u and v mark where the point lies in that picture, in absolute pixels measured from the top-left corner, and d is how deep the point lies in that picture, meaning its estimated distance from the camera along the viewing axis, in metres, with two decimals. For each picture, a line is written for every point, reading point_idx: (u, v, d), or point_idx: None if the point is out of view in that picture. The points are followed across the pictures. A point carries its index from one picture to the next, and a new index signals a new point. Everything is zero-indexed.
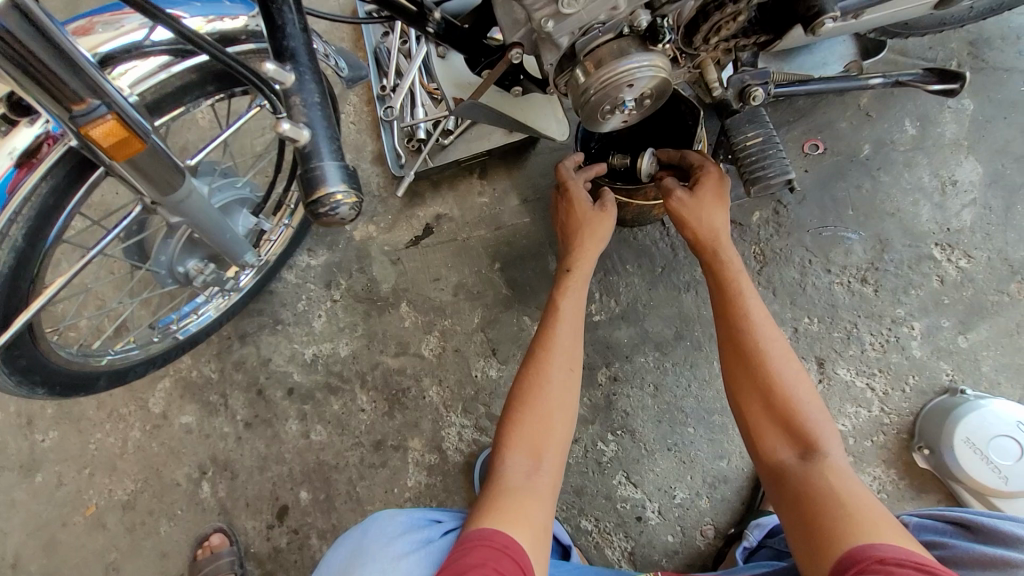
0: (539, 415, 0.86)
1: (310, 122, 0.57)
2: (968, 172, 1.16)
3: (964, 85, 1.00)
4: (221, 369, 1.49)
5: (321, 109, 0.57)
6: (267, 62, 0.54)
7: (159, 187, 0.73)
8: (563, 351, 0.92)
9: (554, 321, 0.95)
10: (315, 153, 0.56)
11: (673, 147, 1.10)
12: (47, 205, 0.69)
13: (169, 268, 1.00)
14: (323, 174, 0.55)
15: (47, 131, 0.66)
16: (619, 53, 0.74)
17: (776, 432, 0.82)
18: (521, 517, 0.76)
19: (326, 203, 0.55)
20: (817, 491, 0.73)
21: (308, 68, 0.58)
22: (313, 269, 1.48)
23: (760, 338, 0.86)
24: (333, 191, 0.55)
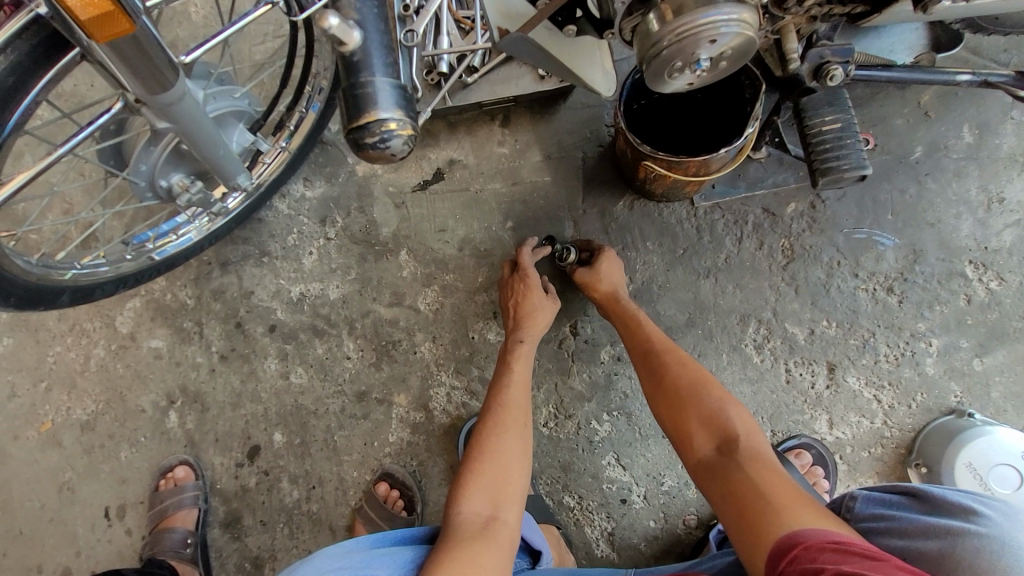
0: (495, 463, 0.88)
1: (362, 25, 0.52)
2: (1017, 191, 1.10)
3: None
4: (199, 296, 1.39)
5: (376, 13, 0.53)
6: (331, 16, 0.48)
7: (147, 84, 0.61)
8: (511, 410, 0.95)
9: (503, 385, 0.99)
10: (365, 65, 0.51)
11: (726, 121, 0.97)
12: (7, 84, 0.57)
13: (150, 180, 0.88)
14: (376, 96, 0.51)
15: None
16: (704, 1, 0.64)
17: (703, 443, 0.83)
18: (477, 558, 0.76)
19: (378, 133, 0.51)
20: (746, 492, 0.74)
21: None
22: (308, 201, 1.37)
23: (676, 362, 0.91)
24: (385, 117, 0.51)
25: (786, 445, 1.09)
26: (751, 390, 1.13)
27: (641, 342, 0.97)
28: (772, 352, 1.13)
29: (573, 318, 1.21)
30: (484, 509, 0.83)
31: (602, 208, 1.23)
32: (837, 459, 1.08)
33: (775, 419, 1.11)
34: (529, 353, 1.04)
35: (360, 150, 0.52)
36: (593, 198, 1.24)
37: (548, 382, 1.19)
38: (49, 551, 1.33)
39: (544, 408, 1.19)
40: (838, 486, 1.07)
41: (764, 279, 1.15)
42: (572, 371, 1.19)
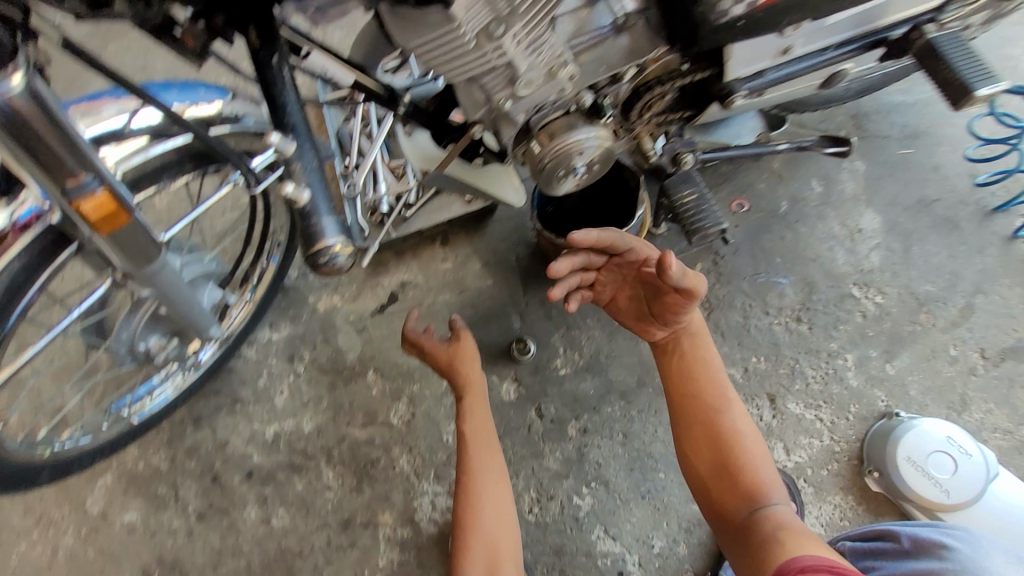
0: (493, 521, 0.98)
1: (311, 185, 0.61)
2: (869, 222, 1.34)
3: (852, 147, 1.20)
4: (172, 457, 1.40)
5: (320, 174, 0.62)
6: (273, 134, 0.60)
7: (135, 259, 0.74)
8: (483, 460, 1.04)
9: (482, 438, 1.06)
10: (313, 212, 0.62)
11: (619, 208, 1.20)
12: (17, 280, 0.69)
13: (129, 346, 0.98)
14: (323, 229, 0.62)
15: (12, 224, 0.64)
16: (568, 127, 0.85)
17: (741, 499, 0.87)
18: None
19: (325, 251, 0.62)
20: (774, 533, 0.80)
21: (310, 138, 0.62)
22: (275, 344, 1.46)
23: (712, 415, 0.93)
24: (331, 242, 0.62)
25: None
26: None
27: (681, 388, 0.97)
28: None
29: (536, 401, 1.30)
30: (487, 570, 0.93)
31: (542, 298, 1.39)
32: (801, 482, 1.16)
33: None
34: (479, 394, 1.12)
35: (315, 263, 0.63)
36: (532, 291, 1.40)
37: (526, 468, 1.25)
38: None
39: (526, 495, 1.22)
40: (811, 510, 1.13)
41: None
42: (545, 452, 1.26)
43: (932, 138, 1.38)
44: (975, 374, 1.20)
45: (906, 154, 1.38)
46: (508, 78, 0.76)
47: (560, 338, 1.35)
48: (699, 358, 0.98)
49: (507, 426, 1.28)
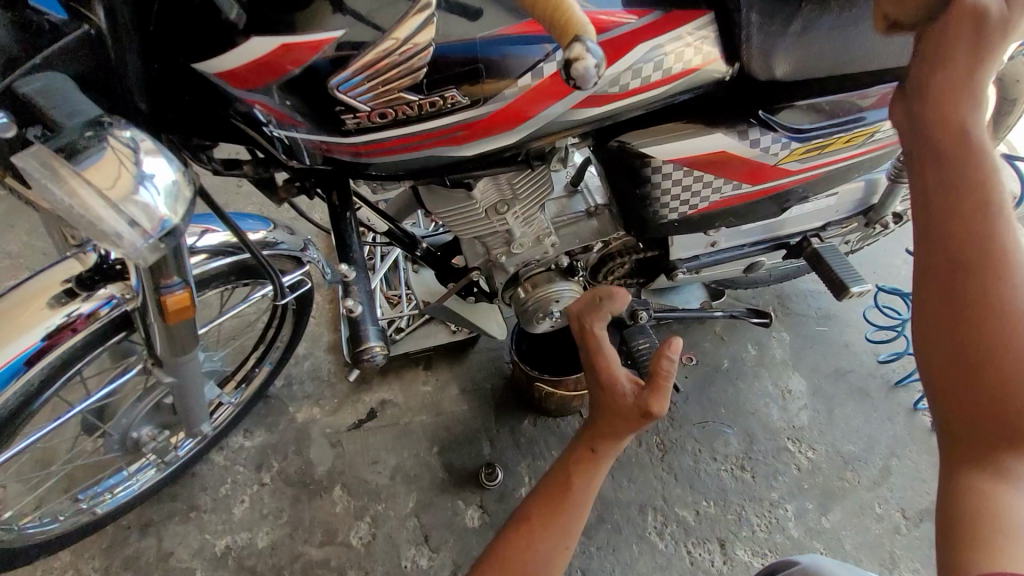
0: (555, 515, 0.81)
1: (361, 302, 0.66)
2: (797, 383, 1.55)
3: (773, 319, 1.46)
4: (106, 567, 1.32)
5: (371, 293, 0.67)
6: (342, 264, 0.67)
7: (175, 348, 0.85)
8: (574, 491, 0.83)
9: (584, 467, 0.85)
10: (361, 320, 0.65)
11: (584, 351, 1.38)
12: (75, 354, 0.82)
13: (124, 433, 1.04)
14: (366, 332, 0.64)
15: (96, 307, 0.79)
16: (549, 279, 1.07)
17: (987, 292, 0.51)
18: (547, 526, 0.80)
19: (366, 349, 0.63)
20: (997, 349, 0.50)
21: (365, 270, 0.69)
22: (246, 450, 1.49)
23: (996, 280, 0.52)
24: (372, 344, 0.64)
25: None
26: None
27: (940, 232, 0.54)
28: (672, 537, 1.32)
29: (499, 530, 1.34)
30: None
31: (512, 426, 1.50)
32: None
33: None
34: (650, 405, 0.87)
35: (356, 360, 0.63)
36: (503, 419, 1.51)
37: None
38: None
39: None
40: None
41: (649, 471, 1.41)
42: None
43: (843, 319, 1.66)
44: (899, 532, 1.32)
45: (822, 330, 1.65)
46: (506, 240, 1.00)
47: (526, 468, 1.43)
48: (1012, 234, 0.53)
49: (468, 554, 1.32)
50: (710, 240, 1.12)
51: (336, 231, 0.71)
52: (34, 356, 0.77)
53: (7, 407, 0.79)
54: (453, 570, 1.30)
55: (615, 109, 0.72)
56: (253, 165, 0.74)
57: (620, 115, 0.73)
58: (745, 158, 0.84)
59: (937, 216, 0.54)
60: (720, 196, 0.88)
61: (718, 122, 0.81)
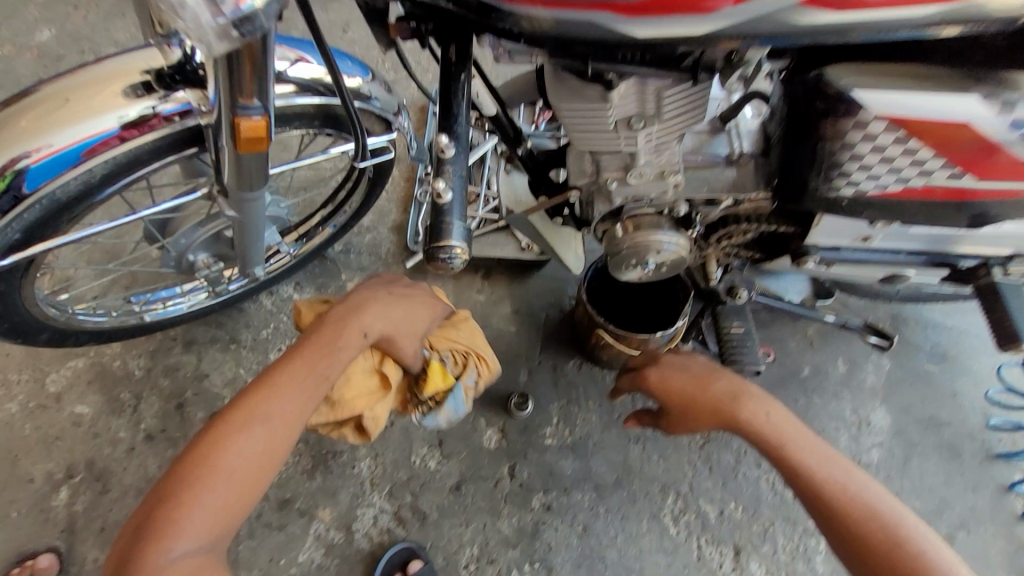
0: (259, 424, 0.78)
1: (454, 189, 0.58)
2: (880, 418, 1.36)
3: (894, 345, 1.12)
4: (148, 368, 1.39)
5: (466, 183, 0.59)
6: (444, 136, 0.57)
7: (246, 182, 0.77)
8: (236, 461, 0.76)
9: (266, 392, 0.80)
10: (446, 213, 0.57)
11: (661, 311, 1.24)
12: (139, 157, 0.76)
13: (181, 253, 1.01)
14: (450, 229, 0.57)
15: (156, 113, 0.73)
16: (657, 226, 0.91)
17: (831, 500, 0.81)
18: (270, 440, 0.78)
19: (446, 251, 0.56)
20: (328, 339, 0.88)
21: (464, 149, 0.59)
22: (293, 303, 1.48)
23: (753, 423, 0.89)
24: (453, 244, 0.57)
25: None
26: (666, 560, 1.22)
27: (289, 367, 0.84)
28: (686, 526, 1.25)
29: (513, 459, 1.30)
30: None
31: (555, 363, 1.41)
32: None
33: None
34: (338, 364, 0.85)
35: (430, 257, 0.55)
36: (549, 353, 1.42)
37: (478, 521, 1.24)
38: None
39: (468, 547, 1.22)
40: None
41: (684, 454, 1.31)
42: (502, 513, 1.25)
43: (960, 365, 1.42)
44: None
45: (932, 370, 1.42)
46: (625, 164, 0.83)
47: (557, 409, 1.36)
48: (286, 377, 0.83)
49: (476, 471, 1.29)
50: (865, 234, 0.91)
51: (443, 97, 0.61)
52: (94, 149, 0.72)
53: (67, 195, 0.74)
54: (457, 481, 1.28)
55: (849, 21, 0.57)
56: None
57: (852, 33, 0.58)
58: (985, 137, 0.66)
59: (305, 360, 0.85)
60: (923, 181, 0.72)
61: (969, 79, 0.63)
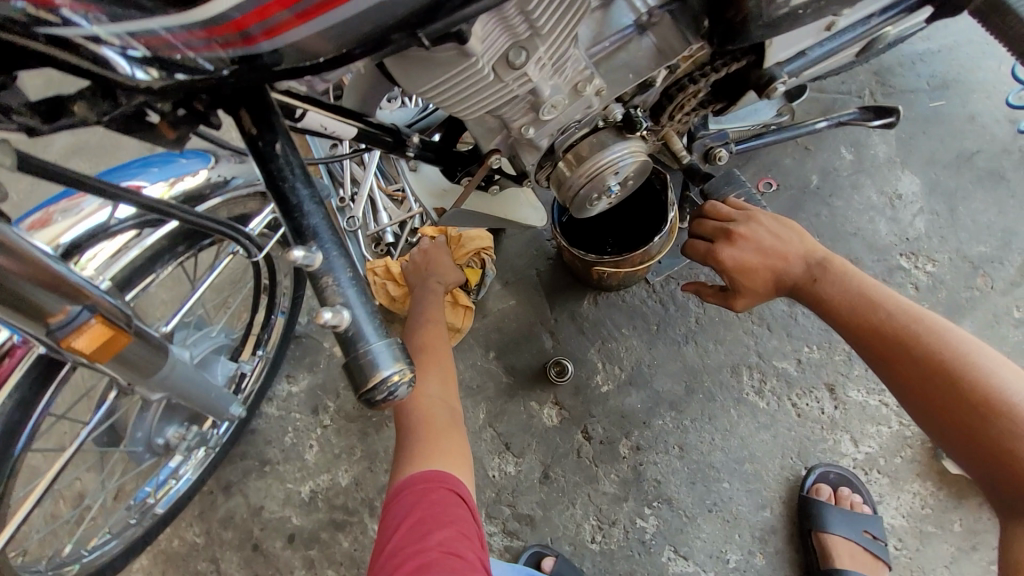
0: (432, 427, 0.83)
1: (347, 303, 0.45)
2: (908, 185, 1.24)
3: (900, 116, 1.00)
4: (206, 530, 1.33)
5: (358, 285, 0.46)
6: (294, 250, 0.43)
7: (141, 373, 0.65)
8: (440, 443, 0.81)
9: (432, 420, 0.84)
10: (359, 339, 0.44)
11: (646, 212, 1.11)
12: (12, 421, 0.63)
13: (147, 442, 0.89)
14: (374, 358, 0.43)
15: (12, 344, 0.59)
16: (599, 145, 0.76)
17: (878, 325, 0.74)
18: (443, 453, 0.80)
19: (381, 386, 0.43)
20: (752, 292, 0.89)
21: (335, 244, 0.46)
22: (296, 396, 1.38)
23: (787, 265, 0.84)
24: (388, 373, 0.43)
25: (806, 484, 1.12)
26: (770, 434, 1.17)
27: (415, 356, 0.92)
28: (774, 393, 1.19)
29: (582, 423, 1.24)
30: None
31: (571, 312, 1.31)
32: (874, 473, 1.12)
33: (804, 456, 1.15)
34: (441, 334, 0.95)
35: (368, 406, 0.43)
36: (560, 306, 1.31)
37: (582, 496, 1.20)
38: None
39: (587, 524, 1.18)
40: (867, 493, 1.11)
41: (737, 327, 1.24)
42: (600, 477, 1.20)
43: (962, 87, 1.29)
44: None
45: (937, 107, 1.28)
46: (530, 103, 0.67)
47: (596, 353, 1.27)
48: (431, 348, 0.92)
49: (554, 453, 1.23)
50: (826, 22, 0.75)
51: (271, 190, 0.47)
52: None
53: None
54: (543, 471, 1.23)
55: None
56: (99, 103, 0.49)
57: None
58: None
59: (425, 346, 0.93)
60: None
61: None
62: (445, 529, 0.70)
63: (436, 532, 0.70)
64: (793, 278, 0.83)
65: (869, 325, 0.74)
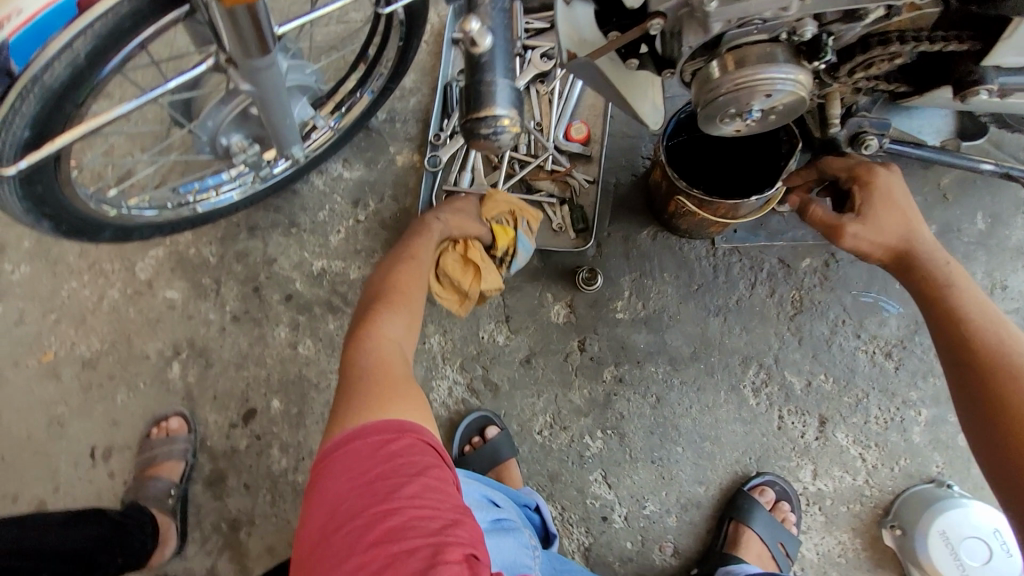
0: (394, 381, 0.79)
1: (493, 30, 0.57)
2: (1020, 281, 1.15)
3: None
4: (221, 255, 1.42)
5: (505, 18, 0.58)
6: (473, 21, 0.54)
7: (246, 47, 0.66)
8: (395, 389, 0.77)
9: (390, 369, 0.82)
10: (489, 67, 0.57)
11: (759, 169, 1.03)
12: (122, 27, 0.65)
13: (212, 137, 0.92)
14: (495, 94, 0.56)
15: None
16: (766, 58, 0.69)
17: (991, 346, 0.71)
18: (410, 399, 0.76)
19: (490, 122, 0.56)
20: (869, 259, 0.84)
21: None
22: (344, 181, 1.41)
23: (925, 255, 0.80)
24: (500, 114, 0.56)
25: (751, 481, 1.15)
26: (743, 429, 1.19)
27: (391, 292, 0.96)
28: (768, 397, 1.19)
29: (583, 334, 1.26)
30: (454, 552, 0.60)
31: (627, 234, 1.28)
32: (815, 508, 1.14)
33: (761, 461, 1.17)
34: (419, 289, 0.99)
35: (470, 132, 0.57)
36: (619, 223, 1.28)
37: (549, 392, 1.25)
38: (28, 481, 1.33)
39: (541, 416, 1.24)
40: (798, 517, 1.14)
41: (771, 326, 1.21)
42: (573, 385, 1.24)
43: None
44: None
45: None
46: None
47: (629, 281, 1.26)
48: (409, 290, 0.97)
49: (545, 345, 1.27)
50: None
51: None
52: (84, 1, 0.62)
53: (57, 84, 0.64)
54: (527, 355, 1.27)
55: None
56: None
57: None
58: None
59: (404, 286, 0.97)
60: None
61: None
62: (411, 483, 0.64)
63: (401, 485, 0.64)
64: (924, 271, 0.79)
65: (983, 343, 0.72)
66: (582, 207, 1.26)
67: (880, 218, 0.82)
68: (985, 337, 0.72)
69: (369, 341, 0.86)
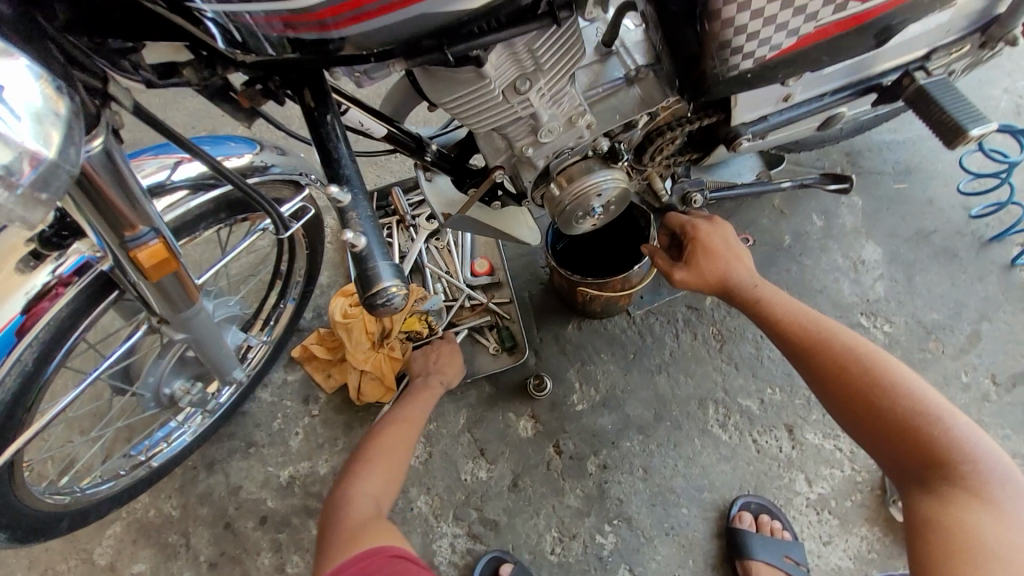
0: (373, 524, 0.95)
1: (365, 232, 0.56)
2: (871, 253, 1.37)
3: (852, 183, 1.29)
4: (184, 504, 1.37)
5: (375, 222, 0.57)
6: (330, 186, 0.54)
7: (176, 304, 0.76)
8: (367, 529, 0.94)
9: (366, 514, 0.98)
10: (369, 256, 0.55)
11: (630, 245, 1.23)
12: (64, 325, 0.75)
13: (155, 391, 0.99)
14: (378, 272, 0.54)
15: (57, 277, 0.70)
16: (587, 170, 0.90)
17: (810, 333, 0.84)
18: (386, 535, 0.93)
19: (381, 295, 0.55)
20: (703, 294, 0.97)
21: (361, 189, 0.57)
22: (290, 385, 1.47)
23: (739, 276, 0.94)
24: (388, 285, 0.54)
25: (730, 513, 1.19)
26: (729, 466, 1.24)
27: (366, 450, 1.10)
28: (736, 427, 1.27)
29: (554, 437, 1.31)
30: None
31: (556, 333, 1.41)
32: (825, 514, 1.18)
33: (759, 489, 1.21)
34: (401, 441, 1.12)
35: (371, 308, 0.54)
36: (547, 327, 1.42)
37: (546, 507, 1.25)
38: None
39: (548, 535, 1.23)
40: (815, 529, 1.17)
41: (708, 364, 1.34)
42: (565, 490, 1.26)
43: (925, 174, 1.43)
44: (988, 401, 1.22)
45: (900, 188, 1.43)
46: (532, 126, 0.82)
47: (575, 373, 1.36)
48: (387, 438, 1.12)
49: (525, 463, 1.30)
50: (784, 93, 0.90)
51: (311, 127, 0.60)
52: (23, 327, 0.70)
53: (10, 392, 0.73)
54: (512, 479, 1.28)
55: None
56: (195, 67, 0.60)
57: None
58: None
59: (379, 439, 1.11)
60: (814, 25, 0.68)
61: None
62: None
63: None
64: (741, 293, 0.93)
65: (805, 334, 0.84)
66: (508, 327, 1.39)
67: (694, 263, 0.97)
68: (805, 326, 0.85)
69: (343, 499, 1.01)
